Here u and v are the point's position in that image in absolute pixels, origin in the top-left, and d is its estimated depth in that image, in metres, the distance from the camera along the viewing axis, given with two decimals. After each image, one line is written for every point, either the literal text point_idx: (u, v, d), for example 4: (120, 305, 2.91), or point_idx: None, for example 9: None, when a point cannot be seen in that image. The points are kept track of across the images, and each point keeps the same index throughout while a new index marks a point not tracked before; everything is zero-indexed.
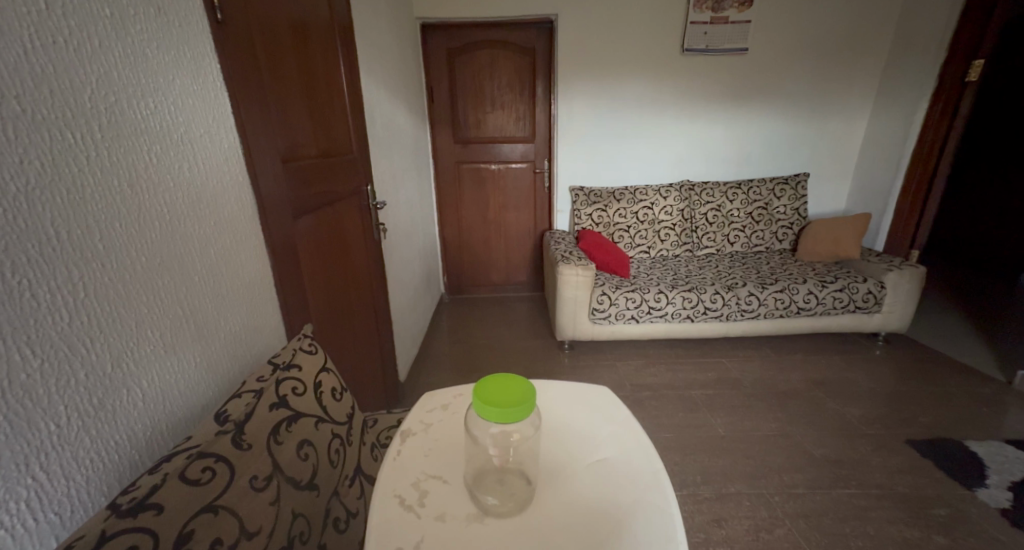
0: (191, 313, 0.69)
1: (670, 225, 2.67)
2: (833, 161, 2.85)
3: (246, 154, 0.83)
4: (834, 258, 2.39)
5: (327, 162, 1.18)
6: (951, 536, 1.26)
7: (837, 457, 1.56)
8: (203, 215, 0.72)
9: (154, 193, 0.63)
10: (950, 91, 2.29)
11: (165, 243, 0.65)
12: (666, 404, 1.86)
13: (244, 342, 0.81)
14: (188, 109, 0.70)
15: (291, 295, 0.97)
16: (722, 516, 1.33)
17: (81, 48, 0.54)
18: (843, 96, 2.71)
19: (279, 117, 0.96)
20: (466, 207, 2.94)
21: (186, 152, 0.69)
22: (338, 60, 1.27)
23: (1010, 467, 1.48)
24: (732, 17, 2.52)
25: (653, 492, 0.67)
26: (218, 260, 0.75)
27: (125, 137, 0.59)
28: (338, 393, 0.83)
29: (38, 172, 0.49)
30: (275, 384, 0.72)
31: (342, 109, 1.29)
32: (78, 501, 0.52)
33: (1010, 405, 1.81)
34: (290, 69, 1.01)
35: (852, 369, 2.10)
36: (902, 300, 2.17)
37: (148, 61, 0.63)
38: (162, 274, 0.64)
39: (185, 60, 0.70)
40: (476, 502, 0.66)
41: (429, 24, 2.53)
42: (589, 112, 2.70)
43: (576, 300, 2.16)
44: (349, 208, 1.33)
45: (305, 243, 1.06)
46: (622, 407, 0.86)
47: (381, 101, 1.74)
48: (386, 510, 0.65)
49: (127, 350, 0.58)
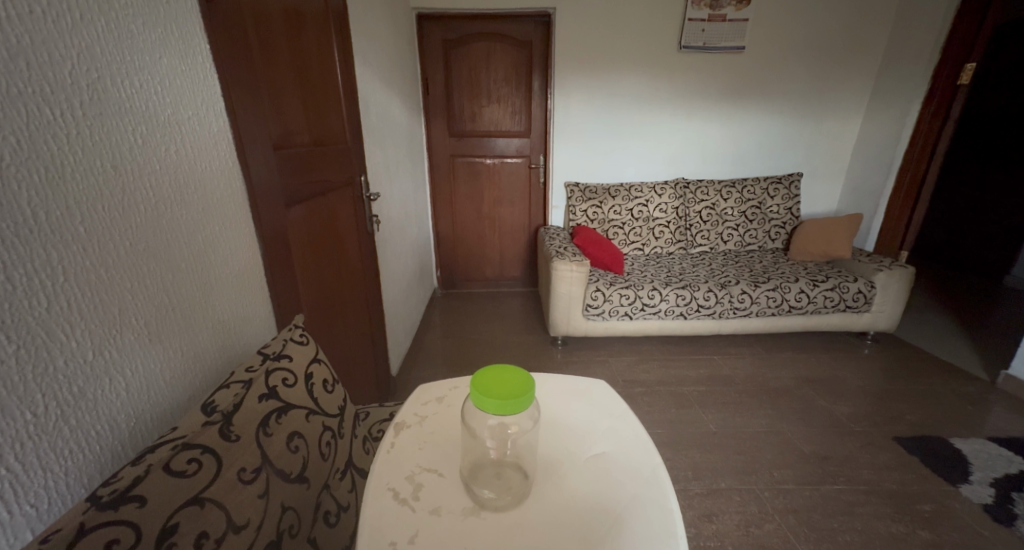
0: (178, 301, 0.67)
1: (665, 223, 2.67)
2: (827, 161, 2.86)
3: (237, 139, 0.81)
4: (827, 257, 2.40)
5: (320, 151, 1.16)
6: (936, 531, 1.28)
7: (827, 453, 1.57)
8: (190, 201, 0.70)
9: (139, 175, 0.61)
10: (942, 94, 2.31)
11: (151, 228, 0.63)
12: (658, 400, 1.87)
13: (232, 332, 0.79)
14: (176, 89, 0.68)
15: (282, 284, 0.95)
16: (713, 512, 1.33)
17: (61, 20, 0.51)
18: (837, 97, 2.72)
19: (272, 103, 0.94)
20: (460, 201, 2.92)
21: (174, 134, 0.67)
22: (332, 47, 1.25)
23: (994, 464, 1.50)
24: (730, 14, 2.51)
25: (652, 488, 0.66)
26: (207, 246, 0.73)
27: (108, 116, 0.57)
28: (330, 385, 0.81)
29: (15, 149, 0.47)
30: (265, 374, 0.70)
31: (336, 98, 1.27)
32: (57, 493, 0.51)
33: (994, 404, 1.84)
34: (282, 53, 0.98)
35: (842, 368, 2.12)
36: (892, 300, 2.19)
37: (134, 39, 0.61)
38: (148, 259, 0.62)
39: (173, 40, 0.68)
40: (472, 495, 0.65)
41: (426, 15, 2.50)
42: (585, 108, 2.68)
43: (570, 296, 2.15)
44: (342, 198, 1.31)
45: (296, 233, 1.04)
46: (620, 402, 0.85)
47: (376, 91, 1.72)
48: (379, 504, 0.63)
49: (110, 338, 0.56)
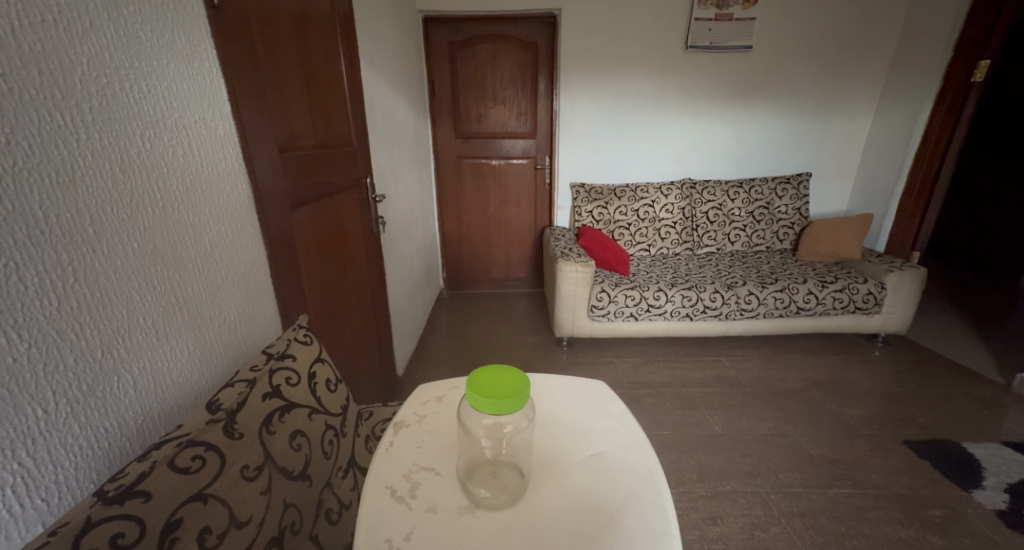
0: (185, 301, 0.68)
1: (671, 223, 2.66)
2: (836, 160, 2.83)
3: (243, 142, 0.82)
4: (835, 258, 2.38)
5: (327, 153, 1.18)
6: (947, 537, 1.26)
7: (834, 456, 1.55)
8: (197, 203, 0.71)
9: (147, 178, 0.63)
10: (955, 92, 2.28)
11: (159, 228, 0.64)
12: (664, 402, 1.86)
13: (239, 332, 0.81)
14: (184, 94, 0.69)
15: (288, 285, 0.96)
16: (717, 514, 1.33)
17: (72, 28, 0.53)
18: (847, 95, 2.69)
19: (277, 106, 0.95)
20: (466, 202, 2.93)
21: (181, 138, 0.69)
22: (338, 50, 1.26)
23: (1007, 469, 1.48)
24: (737, 14, 2.50)
25: (647, 489, 0.66)
26: (213, 247, 0.74)
27: (117, 121, 0.58)
28: (333, 384, 0.82)
29: (27, 153, 0.48)
30: (269, 373, 0.71)
31: (342, 101, 1.29)
32: (66, 488, 0.52)
33: (1009, 408, 1.80)
34: (288, 57, 1.00)
35: (851, 370, 2.10)
36: (903, 301, 2.16)
37: (142, 44, 0.63)
38: (156, 261, 0.63)
39: (180, 46, 0.69)
40: (468, 494, 0.66)
41: (431, 17, 2.52)
42: (590, 109, 2.68)
43: (575, 296, 2.15)
44: (348, 201, 1.33)
45: (302, 234, 1.05)
46: (619, 402, 0.85)
47: (382, 93, 1.74)
48: (375, 502, 0.64)
49: (119, 335, 0.58)
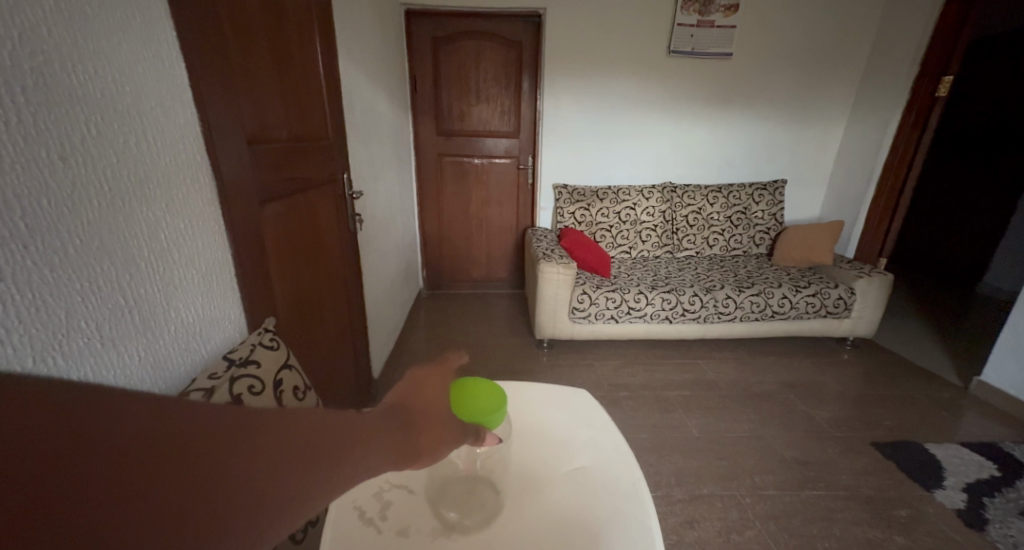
0: (135, 302, 0.63)
1: (651, 226, 2.67)
2: (810, 168, 2.90)
3: (205, 131, 0.77)
4: (809, 263, 2.42)
5: (300, 146, 1.12)
6: (911, 537, 1.28)
7: (806, 458, 1.58)
8: (152, 198, 0.66)
9: (93, 169, 0.57)
10: (921, 104, 2.34)
11: (106, 224, 0.59)
12: (642, 405, 1.86)
13: (199, 336, 0.75)
14: (138, 79, 0.64)
15: (254, 285, 0.90)
16: (695, 518, 1.33)
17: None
18: (823, 105, 2.75)
19: (246, 95, 0.89)
20: (447, 200, 2.88)
21: (134, 125, 0.63)
22: (313, 38, 1.20)
23: (966, 469, 1.53)
24: (719, 21, 2.52)
25: (630, 504, 0.64)
26: (170, 245, 0.69)
27: (57, 104, 0.53)
28: (301, 392, 0.77)
29: None
30: (229, 382, 0.67)
31: (317, 91, 1.23)
32: None
33: (967, 409, 1.87)
34: (258, 43, 0.94)
35: (822, 373, 2.14)
36: (871, 306, 2.22)
37: (89, 22, 0.57)
38: (102, 259, 0.58)
39: (135, 25, 0.64)
40: (443, 515, 0.62)
41: (414, 11, 2.46)
42: (573, 111, 2.67)
43: (556, 298, 2.13)
44: (323, 196, 1.27)
45: (271, 231, 0.99)
46: (602, 412, 0.83)
47: (361, 87, 1.68)
48: (343, 522, 0.61)
49: (54, 342, 0.52)
